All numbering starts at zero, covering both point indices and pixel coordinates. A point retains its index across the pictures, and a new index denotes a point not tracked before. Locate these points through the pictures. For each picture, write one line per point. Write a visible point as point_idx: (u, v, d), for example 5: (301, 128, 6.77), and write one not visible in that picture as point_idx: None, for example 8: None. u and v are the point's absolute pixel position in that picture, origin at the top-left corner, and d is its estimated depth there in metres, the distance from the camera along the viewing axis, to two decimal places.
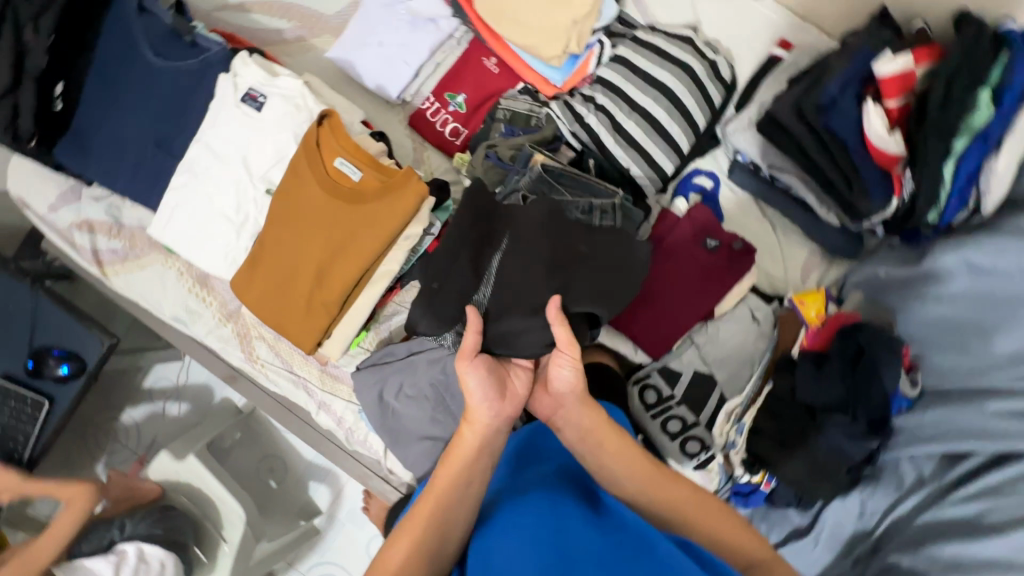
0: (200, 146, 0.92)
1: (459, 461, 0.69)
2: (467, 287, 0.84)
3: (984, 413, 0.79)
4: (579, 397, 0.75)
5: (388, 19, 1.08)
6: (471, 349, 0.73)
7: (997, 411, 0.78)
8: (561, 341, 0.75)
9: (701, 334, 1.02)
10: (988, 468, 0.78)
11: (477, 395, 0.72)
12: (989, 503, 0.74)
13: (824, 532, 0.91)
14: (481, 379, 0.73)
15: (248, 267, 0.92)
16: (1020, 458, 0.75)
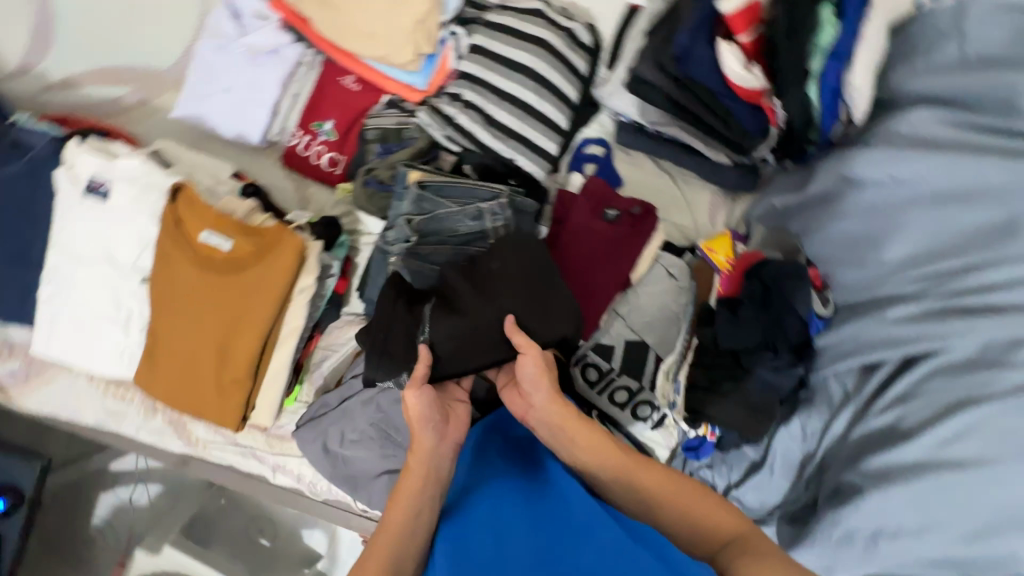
0: (57, 251, 0.86)
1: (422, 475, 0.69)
2: (411, 329, 0.78)
3: (886, 321, 0.83)
4: (546, 394, 0.74)
5: (226, 60, 1.00)
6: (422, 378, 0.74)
7: (897, 317, 0.82)
8: (522, 345, 0.75)
9: (624, 304, 1.02)
10: (902, 370, 0.82)
11: (422, 418, 0.71)
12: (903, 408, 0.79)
13: (777, 463, 0.95)
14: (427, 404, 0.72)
15: (147, 363, 0.87)
16: (922, 358, 0.80)
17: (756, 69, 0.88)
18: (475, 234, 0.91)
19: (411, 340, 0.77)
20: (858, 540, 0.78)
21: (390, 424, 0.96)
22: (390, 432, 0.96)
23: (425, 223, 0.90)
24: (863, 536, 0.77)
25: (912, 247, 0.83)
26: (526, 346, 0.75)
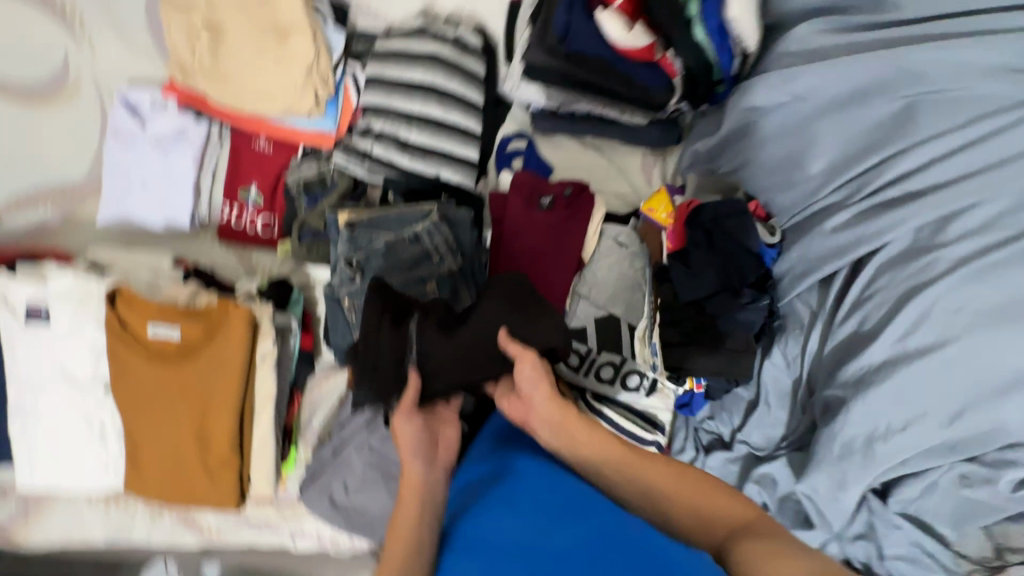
0: (13, 384, 0.86)
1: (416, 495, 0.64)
2: (398, 349, 0.72)
3: (827, 232, 0.84)
4: (545, 393, 0.69)
5: (137, 156, 1.01)
6: (411, 400, 0.70)
7: (836, 225, 0.83)
8: (516, 354, 0.70)
9: (582, 284, 1.02)
10: (854, 275, 0.84)
11: (413, 436, 0.68)
12: (863, 310, 0.80)
13: (770, 395, 0.96)
14: (417, 430, 0.68)
15: (133, 469, 0.88)
16: (869, 260, 0.81)
17: (640, 29, 0.91)
18: (419, 255, 0.91)
19: (399, 362, 0.72)
20: (856, 449, 0.78)
21: (388, 464, 0.95)
22: (390, 472, 0.95)
23: (365, 259, 0.90)
24: (859, 443, 0.78)
25: (832, 155, 0.85)
26: (520, 359, 0.69)
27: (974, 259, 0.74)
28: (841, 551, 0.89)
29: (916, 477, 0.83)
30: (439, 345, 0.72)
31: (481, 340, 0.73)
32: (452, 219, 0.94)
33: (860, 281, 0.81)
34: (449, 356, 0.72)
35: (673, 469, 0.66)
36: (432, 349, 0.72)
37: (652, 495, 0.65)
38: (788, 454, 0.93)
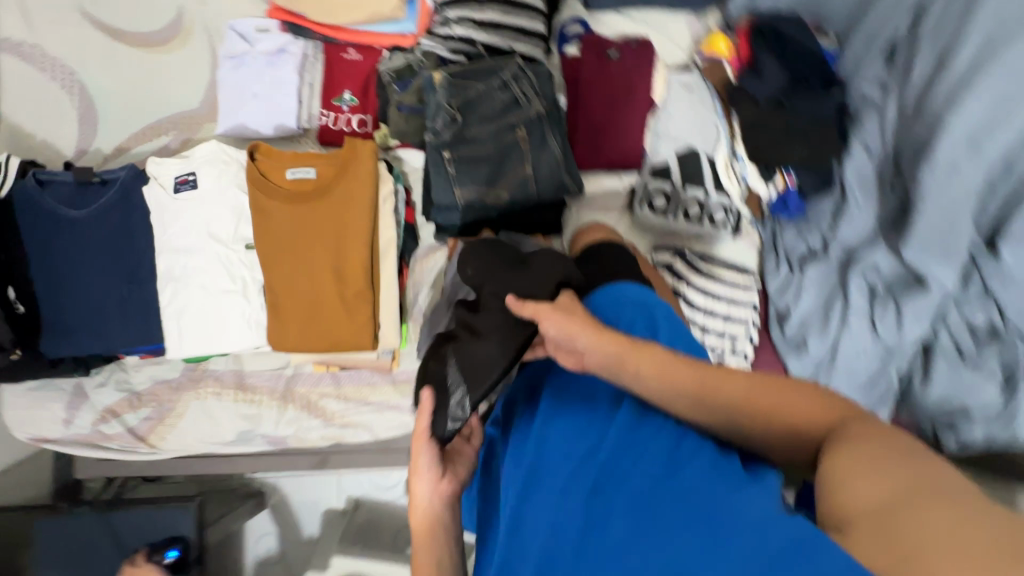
0: (162, 253, 0.96)
1: (426, 527, 0.61)
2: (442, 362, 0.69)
3: None
4: (590, 333, 0.57)
5: (247, 73, 1.14)
6: (426, 427, 0.64)
7: None
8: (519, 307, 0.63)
9: (658, 124, 1.11)
10: (914, 28, 0.93)
11: (423, 491, 0.62)
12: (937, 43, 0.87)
13: (856, 187, 1.01)
14: (428, 477, 0.63)
15: (273, 319, 0.95)
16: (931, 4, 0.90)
17: None
18: (510, 101, 1.03)
19: (444, 374, 0.68)
20: (959, 155, 0.85)
21: None
22: None
23: (463, 102, 1.02)
24: (961, 154, 0.85)
25: None
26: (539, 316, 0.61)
27: None
28: (961, 318, 0.93)
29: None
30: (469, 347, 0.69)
31: (504, 321, 0.69)
32: (534, 70, 1.06)
33: (923, 24, 0.91)
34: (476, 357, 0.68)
35: (759, 381, 0.52)
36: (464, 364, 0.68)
37: (739, 417, 0.51)
38: (886, 239, 0.98)
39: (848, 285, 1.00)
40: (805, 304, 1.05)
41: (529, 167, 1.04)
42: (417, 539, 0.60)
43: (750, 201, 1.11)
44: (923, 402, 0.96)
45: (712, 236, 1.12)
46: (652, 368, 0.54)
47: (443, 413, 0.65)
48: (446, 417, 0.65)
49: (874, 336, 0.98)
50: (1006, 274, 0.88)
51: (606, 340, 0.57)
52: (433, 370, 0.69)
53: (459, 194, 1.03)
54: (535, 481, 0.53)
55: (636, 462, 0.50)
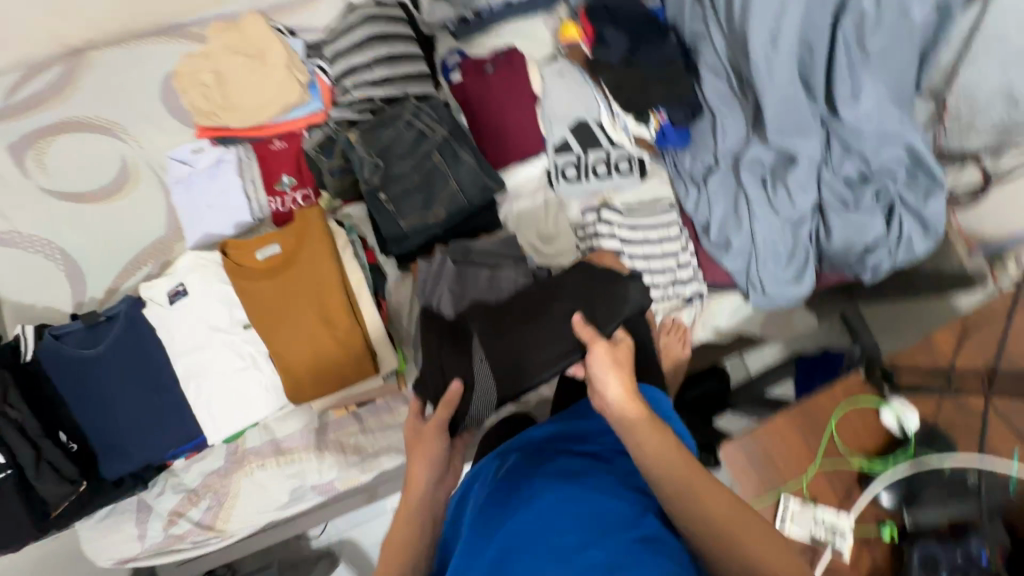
0: (179, 357, 1.11)
1: (416, 504, 0.75)
2: (464, 357, 0.85)
3: None
4: (619, 387, 0.73)
5: (197, 189, 1.31)
6: (444, 418, 0.81)
7: None
8: (592, 342, 0.79)
9: (545, 110, 1.29)
10: None
11: (423, 478, 0.77)
12: None
13: (720, 103, 1.19)
14: (431, 467, 0.78)
15: (288, 378, 1.09)
16: None
17: None
18: (417, 134, 1.21)
19: (467, 369, 0.85)
20: (768, 52, 1.05)
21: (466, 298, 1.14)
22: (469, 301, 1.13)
23: (381, 149, 1.20)
24: (768, 51, 1.05)
25: None
26: (594, 342, 0.80)
27: None
28: (836, 175, 1.11)
29: (842, 77, 1.03)
30: (508, 342, 0.86)
31: (553, 337, 0.86)
32: (427, 102, 1.24)
33: None
34: (513, 355, 0.86)
35: (751, 518, 0.63)
36: (497, 351, 0.85)
37: (718, 532, 0.61)
38: (756, 135, 1.16)
39: (743, 182, 1.16)
40: (718, 211, 1.20)
41: (453, 180, 1.21)
42: (407, 514, 0.73)
43: (644, 146, 1.30)
44: (834, 251, 1.14)
45: (626, 182, 1.30)
46: (675, 462, 0.66)
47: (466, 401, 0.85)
48: (469, 406, 0.85)
49: (778, 216, 1.14)
50: (852, 129, 1.06)
51: (637, 405, 0.72)
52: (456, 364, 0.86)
53: (405, 223, 1.20)
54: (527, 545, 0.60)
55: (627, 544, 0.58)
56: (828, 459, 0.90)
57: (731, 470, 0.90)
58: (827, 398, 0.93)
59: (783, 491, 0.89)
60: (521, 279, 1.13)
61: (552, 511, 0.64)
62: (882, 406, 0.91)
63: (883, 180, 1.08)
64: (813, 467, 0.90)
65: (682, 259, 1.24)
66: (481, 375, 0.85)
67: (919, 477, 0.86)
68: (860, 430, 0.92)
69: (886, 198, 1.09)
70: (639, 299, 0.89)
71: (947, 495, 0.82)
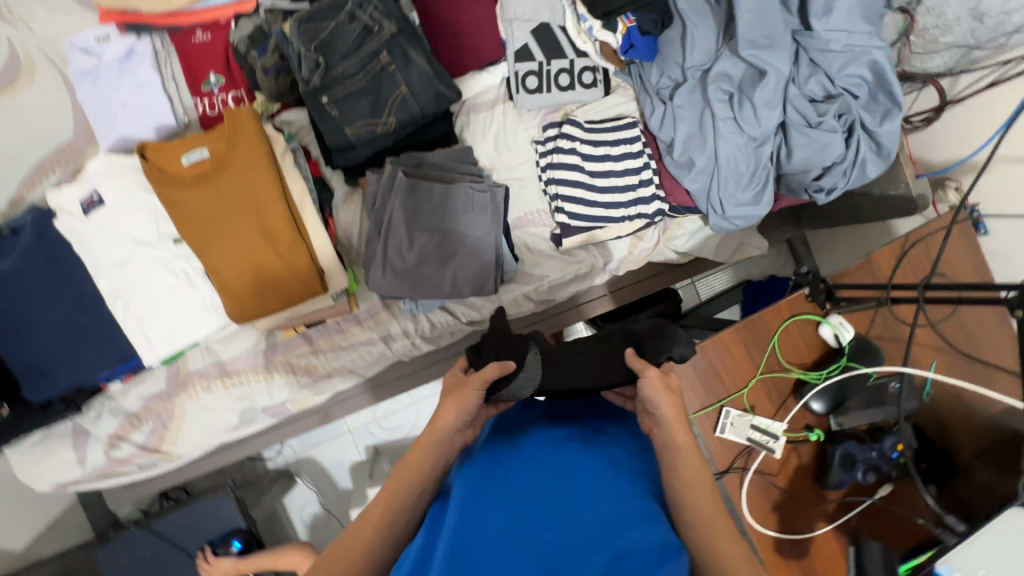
0: (99, 274, 1.02)
1: (434, 441, 0.61)
2: (519, 346, 0.70)
3: None
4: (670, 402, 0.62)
5: (107, 85, 1.15)
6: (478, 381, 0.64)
7: None
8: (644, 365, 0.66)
9: (506, 9, 1.18)
10: None
11: (451, 421, 0.62)
12: None
13: (690, 13, 1.10)
14: (463, 415, 0.63)
15: (229, 297, 1.02)
16: None
17: None
18: (362, 29, 1.08)
19: (519, 356, 0.69)
20: None
21: (421, 209, 1.10)
22: (427, 213, 1.11)
23: (322, 44, 1.07)
24: None
25: None
26: (644, 366, 0.65)
27: None
28: (802, 93, 1.07)
29: None
30: (563, 347, 0.72)
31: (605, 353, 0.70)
32: None
33: None
34: (565, 360, 0.69)
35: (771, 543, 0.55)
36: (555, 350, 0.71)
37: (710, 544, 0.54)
38: (727, 46, 1.10)
39: (710, 98, 1.11)
40: (682, 129, 1.16)
41: (403, 85, 1.10)
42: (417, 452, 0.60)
43: (609, 56, 1.22)
44: (792, 172, 1.13)
45: (590, 97, 1.24)
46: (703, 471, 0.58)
47: (511, 378, 0.67)
48: (511, 384, 0.67)
49: (742, 133, 1.10)
50: (822, 44, 1.02)
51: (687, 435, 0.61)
52: (506, 348, 0.71)
53: (351, 131, 1.10)
54: (523, 507, 0.54)
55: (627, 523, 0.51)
56: (769, 372, 0.95)
57: (681, 387, 0.93)
58: (773, 314, 0.96)
59: (724, 403, 0.93)
60: (476, 194, 1.11)
61: (557, 473, 0.57)
62: (821, 322, 0.95)
63: (846, 99, 1.05)
64: (756, 378, 0.94)
65: (644, 176, 1.22)
66: (528, 366, 0.68)
67: (851, 383, 0.91)
68: (800, 345, 0.96)
69: (848, 119, 1.06)
70: (690, 349, 0.70)
71: (869, 401, 0.92)
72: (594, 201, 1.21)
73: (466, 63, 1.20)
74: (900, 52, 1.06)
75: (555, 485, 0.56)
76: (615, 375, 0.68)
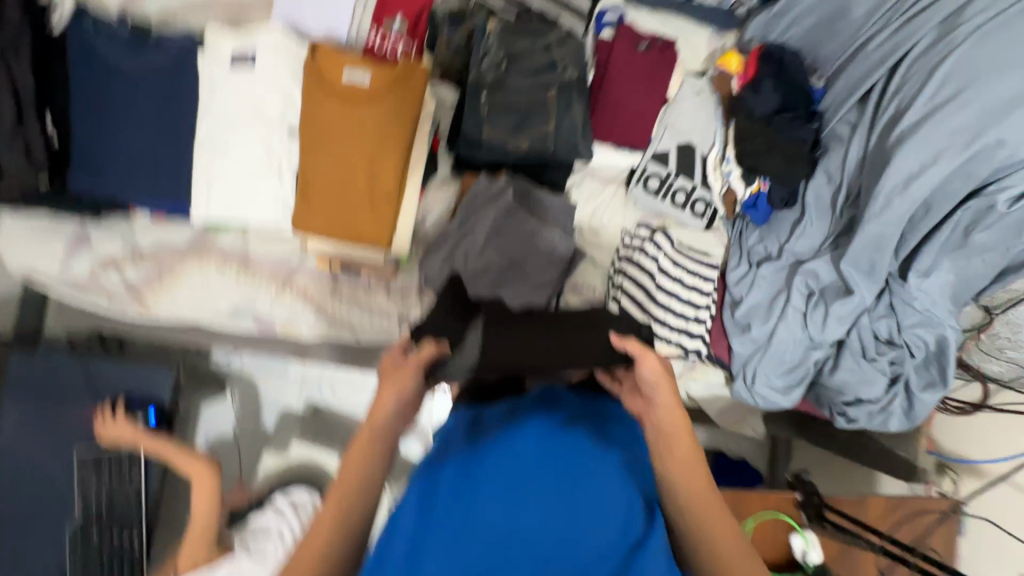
0: (209, 120, 1.04)
1: (377, 435, 0.60)
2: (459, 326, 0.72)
3: (868, 53, 1.12)
4: (671, 400, 0.63)
5: None
6: (421, 359, 0.65)
7: (875, 46, 1.11)
8: (635, 351, 0.66)
9: (667, 116, 1.28)
10: (889, 77, 1.08)
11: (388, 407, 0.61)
12: (898, 98, 1.05)
13: (813, 207, 1.20)
14: (403, 401, 0.62)
15: (302, 207, 1.03)
16: (901, 63, 1.07)
17: None
18: (547, 62, 1.16)
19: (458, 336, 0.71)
20: (895, 189, 1.02)
21: (508, 226, 1.13)
22: (511, 229, 1.13)
23: (510, 54, 1.15)
24: (897, 188, 1.01)
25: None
26: (632, 352, 0.66)
27: (989, 23, 0.96)
28: (869, 326, 1.13)
29: (931, 249, 1.04)
30: (503, 335, 0.71)
31: (565, 343, 0.70)
32: (575, 39, 1.19)
33: (893, 79, 1.07)
34: (515, 346, 0.70)
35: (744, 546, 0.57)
36: (504, 336, 0.71)
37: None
38: (830, 252, 1.16)
39: (792, 285, 1.18)
40: (756, 296, 1.22)
41: (552, 124, 1.17)
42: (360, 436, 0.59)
43: (727, 201, 1.27)
44: (828, 386, 1.18)
45: (690, 223, 1.29)
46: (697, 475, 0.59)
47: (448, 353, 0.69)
48: (448, 366, 0.69)
49: (804, 328, 1.16)
50: (908, 297, 1.08)
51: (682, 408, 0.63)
52: (445, 327, 0.71)
53: (487, 133, 1.16)
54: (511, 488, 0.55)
55: (619, 509, 0.55)
56: None
57: None
58: (758, 500, 0.98)
59: None
60: (561, 247, 1.14)
61: (554, 453, 0.58)
62: (797, 530, 0.96)
63: (904, 353, 1.11)
64: None
65: (702, 314, 1.24)
66: (465, 348, 0.70)
67: None
68: (769, 540, 0.98)
69: (896, 369, 1.13)
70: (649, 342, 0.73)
71: None
72: (651, 309, 1.21)
73: (611, 130, 1.26)
74: (966, 342, 1.13)
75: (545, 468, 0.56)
76: (575, 361, 0.69)
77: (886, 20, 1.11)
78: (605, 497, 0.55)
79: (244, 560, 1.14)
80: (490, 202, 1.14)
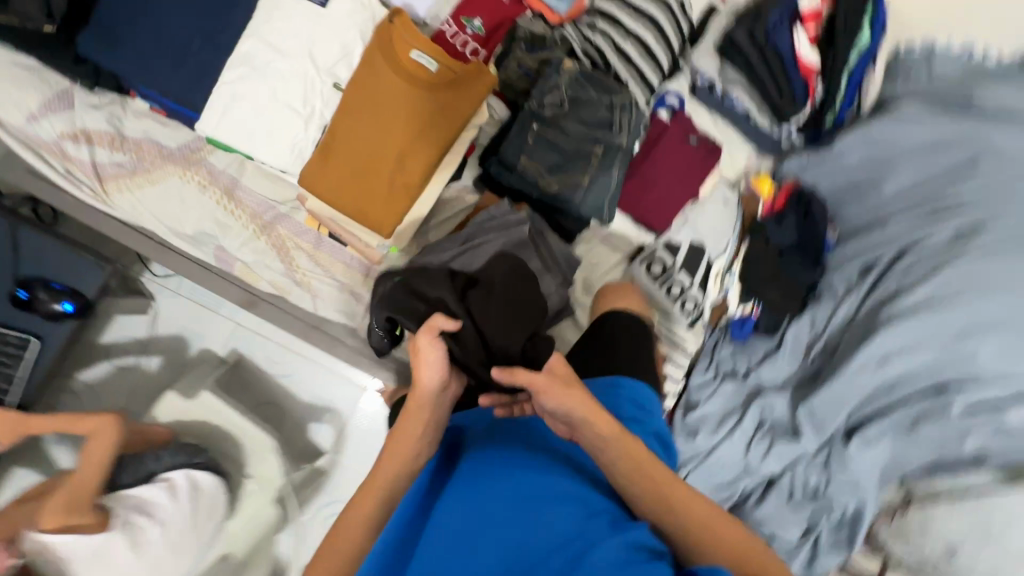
0: (254, 40, 0.97)
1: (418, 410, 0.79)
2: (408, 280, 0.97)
3: (886, 229, 1.19)
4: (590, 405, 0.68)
5: None
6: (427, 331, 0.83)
7: (893, 226, 1.18)
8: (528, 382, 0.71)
9: (691, 211, 1.28)
10: (894, 260, 1.16)
11: (429, 380, 0.80)
12: (896, 280, 1.13)
13: (791, 346, 1.24)
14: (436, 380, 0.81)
15: (318, 162, 0.98)
16: (908, 251, 1.14)
17: (815, 52, 1.25)
18: (606, 120, 1.16)
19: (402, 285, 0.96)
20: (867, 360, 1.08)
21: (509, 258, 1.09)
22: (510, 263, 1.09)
23: (575, 99, 1.15)
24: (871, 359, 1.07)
25: (903, 183, 1.20)
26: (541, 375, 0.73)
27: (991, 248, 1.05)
28: (800, 473, 1.16)
29: (880, 424, 1.10)
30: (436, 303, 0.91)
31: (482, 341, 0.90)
32: (639, 109, 1.19)
33: (900, 262, 1.14)
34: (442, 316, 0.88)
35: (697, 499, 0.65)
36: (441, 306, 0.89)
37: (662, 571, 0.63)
38: (791, 392, 1.20)
39: (746, 410, 1.20)
40: (711, 405, 1.23)
41: (587, 178, 1.15)
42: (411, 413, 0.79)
43: (715, 309, 1.28)
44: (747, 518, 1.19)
45: (675, 318, 1.25)
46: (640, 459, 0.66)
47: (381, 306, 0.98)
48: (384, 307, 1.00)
49: (743, 452, 1.18)
50: (845, 459, 1.12)
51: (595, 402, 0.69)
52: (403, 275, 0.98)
53: (524, 162, 1.14)
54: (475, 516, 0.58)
55: (576, 512, 0.58)
56: None
57: None
58: None
59: None
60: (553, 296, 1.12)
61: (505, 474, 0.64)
62: None
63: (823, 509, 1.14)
64: None
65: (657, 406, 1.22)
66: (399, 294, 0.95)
67: None
68: None
69: (812, 522, 1.15)
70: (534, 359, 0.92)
71: None
72: None
73: (639, 201, 1.26)
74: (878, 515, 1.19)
75: (499, 485, 0.62)
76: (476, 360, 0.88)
77: (911, 206, 1.18)
78: (558, 499, 0.60)
79: (121, 538, 1.11)
80: (500, 227, 1.12)
